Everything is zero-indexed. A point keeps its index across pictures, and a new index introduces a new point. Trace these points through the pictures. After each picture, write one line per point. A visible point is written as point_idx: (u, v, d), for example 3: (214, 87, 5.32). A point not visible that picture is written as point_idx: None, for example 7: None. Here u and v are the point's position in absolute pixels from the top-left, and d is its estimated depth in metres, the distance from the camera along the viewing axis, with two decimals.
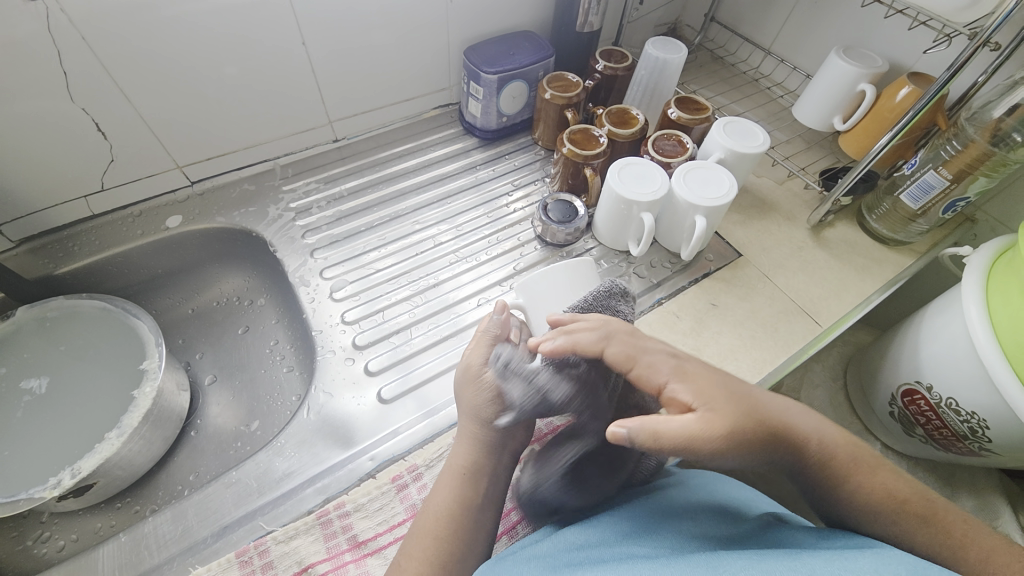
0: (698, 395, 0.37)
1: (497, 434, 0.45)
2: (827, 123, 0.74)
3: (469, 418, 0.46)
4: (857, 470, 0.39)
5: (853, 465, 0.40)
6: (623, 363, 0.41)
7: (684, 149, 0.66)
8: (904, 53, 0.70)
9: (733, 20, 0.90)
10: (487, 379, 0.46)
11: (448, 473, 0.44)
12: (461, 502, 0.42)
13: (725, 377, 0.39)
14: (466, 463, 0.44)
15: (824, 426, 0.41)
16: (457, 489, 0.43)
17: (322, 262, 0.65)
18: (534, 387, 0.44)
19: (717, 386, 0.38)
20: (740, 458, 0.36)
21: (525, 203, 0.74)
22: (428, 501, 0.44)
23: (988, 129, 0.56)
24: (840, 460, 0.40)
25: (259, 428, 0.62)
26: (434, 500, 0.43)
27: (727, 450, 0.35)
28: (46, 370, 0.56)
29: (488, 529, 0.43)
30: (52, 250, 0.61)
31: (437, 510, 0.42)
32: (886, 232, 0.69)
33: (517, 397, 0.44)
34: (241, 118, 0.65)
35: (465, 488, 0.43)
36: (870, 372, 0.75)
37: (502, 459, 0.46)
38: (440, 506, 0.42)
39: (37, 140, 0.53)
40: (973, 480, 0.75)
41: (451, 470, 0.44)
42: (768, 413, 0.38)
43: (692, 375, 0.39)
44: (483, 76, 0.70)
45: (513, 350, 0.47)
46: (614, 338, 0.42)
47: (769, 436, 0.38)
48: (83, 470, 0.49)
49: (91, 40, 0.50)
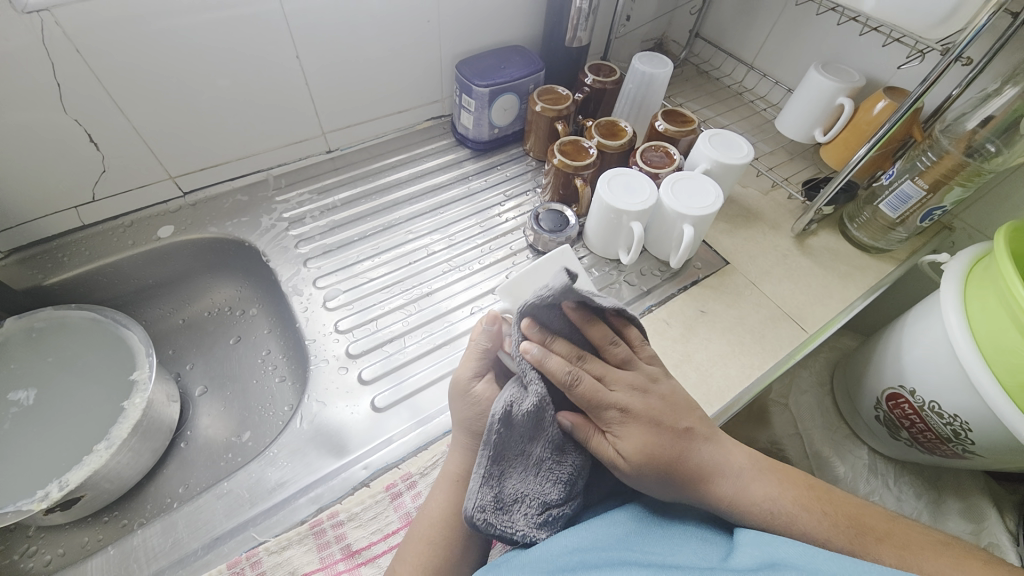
0: (639, 446, 0.41)
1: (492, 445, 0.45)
2: (809, 135, 0.76)
3: (461, 431, 0.46)
4: (790, 511, 0.42)
5: (787, 504, 0.42)
6: (591, 405, 0.43)
7: (672, 160, 0.68)
8: (879, 69, 0.72)
9: (717, 36, 0.93)
10: (476, 393, 0.46)
11: (442, 481, 0.44)
12: (455, 510, 0.43)
13: (665, 426, 0.43)
14: (462, 471, 0.44)
15: (755, 474, 0.44)
16: (449, 498, 0.43)
17: (315, 271, 0.66)
18: (541, 505, 0.41)
19: (645, 433, 0.42)
20: (653, 486, 0.42)
21: (517, 213, 0.75)
22: (423, 507, 0.44)
23: (962, 141, 0.58)
24: (773, 504, 0.42)
25: (250, 439, 0.61)
26: (430, 507, 0.43)
27: (640, 482, 0.41)
28: (34, 382, 0.56)
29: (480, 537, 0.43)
30: (42, 261, 0.61)
31: (433, 517, 0.42)
32: (867, 240, 0.71)
33: (527, 524, 0.40)
34: (235, 131, 0.66)
35: (458, 496, 0.43)
36: (855, 377, 0.76)
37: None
38: (436, 513, 0.42)
39: (29, 151, 0.54)
40: (959, 483, 0.76)
41: (445, 477, 0.44)
42: (689, 461, 0.42)
43: (632, 424, 0.42)
44: (475, 88, 0.72)
45: (484, 492, 0.40)
46: (580, 379, 0.42)
47: (687, 484, 0.42)
48: (71, 483, 0.48)
49: (85, 52, 0.50)
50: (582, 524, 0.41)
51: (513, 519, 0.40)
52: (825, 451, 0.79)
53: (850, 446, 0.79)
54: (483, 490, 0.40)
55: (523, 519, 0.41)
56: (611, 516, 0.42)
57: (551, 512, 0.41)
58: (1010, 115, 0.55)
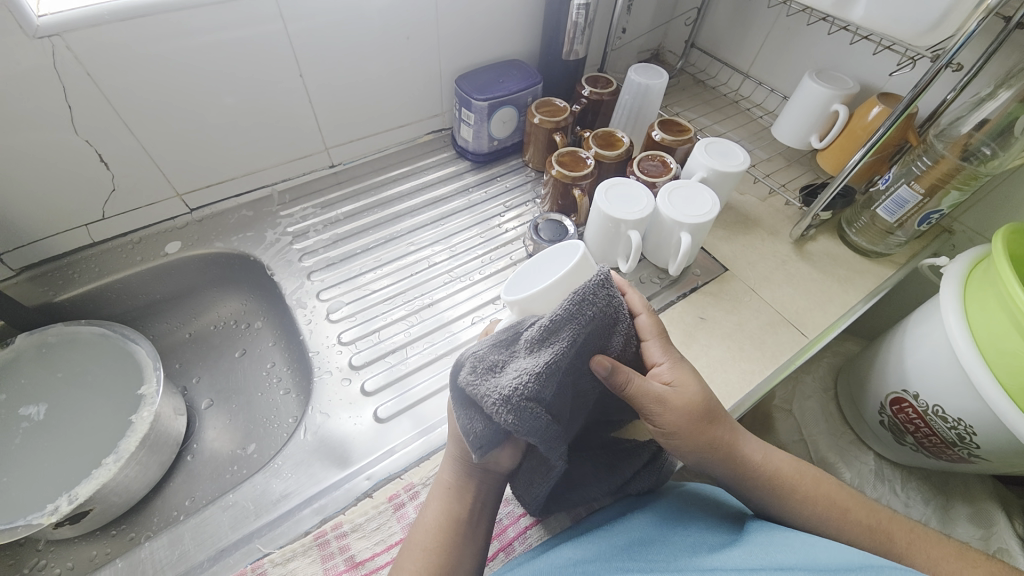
0: (692, 383, 0.45)
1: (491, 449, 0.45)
2: (804, 142, 0.77)
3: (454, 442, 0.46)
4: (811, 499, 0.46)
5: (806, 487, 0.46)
6: (656, 339, 0.46)
7: (668, 169, 0.69)
8: (872, 76, 0.73)
9: (713, 46, 0.94)
10: None
11: (436, 489, 0.45)
12: (451, 516, 0.43)
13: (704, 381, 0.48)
14: (455, 480, 0.45)
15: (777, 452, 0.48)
16: (445, 504, 0.43)
17: (319, 284, 0.67)
18: (523, 390, 0.38)
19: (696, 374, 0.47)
20: (698, 426, 0.44)
21: (518, 223, 0.76)
22: (421, 516, 0.44)
23: (958, 145, 0.59)
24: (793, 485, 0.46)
25: (255, 451, 0.62)
26: (427, 514, 0.43)
27: (687, 417, 0.43)
28: (45, 397, 0.57)
29: (472, 549, 0.43)
30: (53, 278, 0.62)
31: (430, 523, 0.42)
32: (866, 244, 0.71)
33: (499, 392, 0.38)
34: (240, 149, 0.68)
35: (453, 502, 0.44)
36: (859, 380, 0.76)
37: (488, 480, 0.46)
38: (433, 520, 0.43)
39: (41, 172, 0.55)
40: (969, 489, 0.75)
41: (438, 485, 0.45)
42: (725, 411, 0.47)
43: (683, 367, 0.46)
44: (474, 102, 0.73)
45: (485, 351, 0.40)
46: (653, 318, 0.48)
47: (725, 428, 0.45)
48: (81, 496, 0.49)
49: (95, 74, 0.52)
50: (586, 539, 0.42)
51: (497, 388, 0.38)
52: (831, 457, 0.79)
53: (855, 452, 0.78)
54: (489, 348, 0.40)
55: (496, 391, 0.38)
56: (612, 529, 0.43)
57: (521, 404, 0.37)
58: (1005, 118, 0.56)
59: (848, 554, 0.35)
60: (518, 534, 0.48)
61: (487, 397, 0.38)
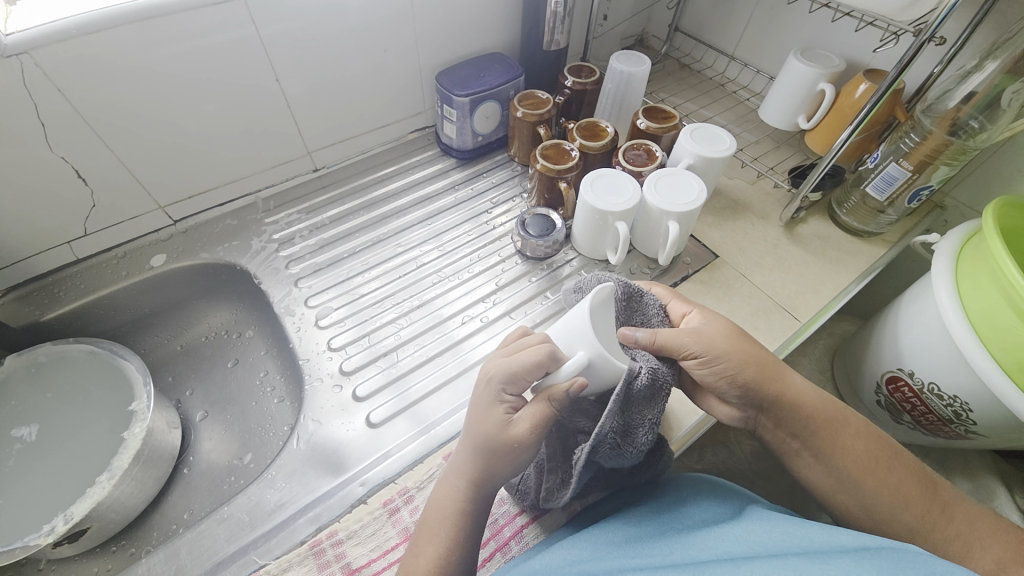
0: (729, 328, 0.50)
1: (500, 481, 0.43)
2: (792, 123, 0.76)
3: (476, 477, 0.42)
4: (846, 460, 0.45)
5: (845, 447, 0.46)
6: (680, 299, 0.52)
7: (653, 157, 0.68)
8: (858, 53, 0.72)
9: (697, 29, 0.92)
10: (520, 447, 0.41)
11: (443, 521, 0.41)
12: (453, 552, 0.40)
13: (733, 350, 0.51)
14: (463, 514, 0.42)
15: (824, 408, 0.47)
16: (448, 542, 0.40)
17: (306, 291, 0.66)
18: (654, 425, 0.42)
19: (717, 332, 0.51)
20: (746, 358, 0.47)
21: (507, 218, 0.75)
22: (417, 545, 0.41)
23: (946, 120, 0.58)
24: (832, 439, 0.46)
25: (252, 461, 0.62)
26: (429, 547, 0.40)
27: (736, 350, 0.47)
28: (35, 417, 0.57)
29: None
30: (39, 297, 0.62)
31: (431, 559, 0.40)
32: (857, 224, 0.70)
33: (639, 440, 0.41)
34: (221, 156, 0.67)
35: (458, 536, 0.41)
36: (855, 361, 0.76)
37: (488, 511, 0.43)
38: (434, 556, 0.40)
39: (19, 192, 0.54)
40: (966, 464, 0.75)
41: (443, 516, 0.42)
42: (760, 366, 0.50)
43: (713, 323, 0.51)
44: (455, 98, 0.72)
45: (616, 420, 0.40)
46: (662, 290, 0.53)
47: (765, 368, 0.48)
48: (76, 515, 0.49)
49: (66, 90, 0.51)
50: (581, 539, 0.42)
51: (640, 434, 0.41)
52: None
53: None
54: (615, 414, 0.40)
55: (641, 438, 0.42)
56: (608, 527, 0.43)
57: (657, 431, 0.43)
58: (992, 91, 0.55)
59: (842, 539, 0.34)
60: (515, 533, 0.48)
61: (635, 447, 0.42)
